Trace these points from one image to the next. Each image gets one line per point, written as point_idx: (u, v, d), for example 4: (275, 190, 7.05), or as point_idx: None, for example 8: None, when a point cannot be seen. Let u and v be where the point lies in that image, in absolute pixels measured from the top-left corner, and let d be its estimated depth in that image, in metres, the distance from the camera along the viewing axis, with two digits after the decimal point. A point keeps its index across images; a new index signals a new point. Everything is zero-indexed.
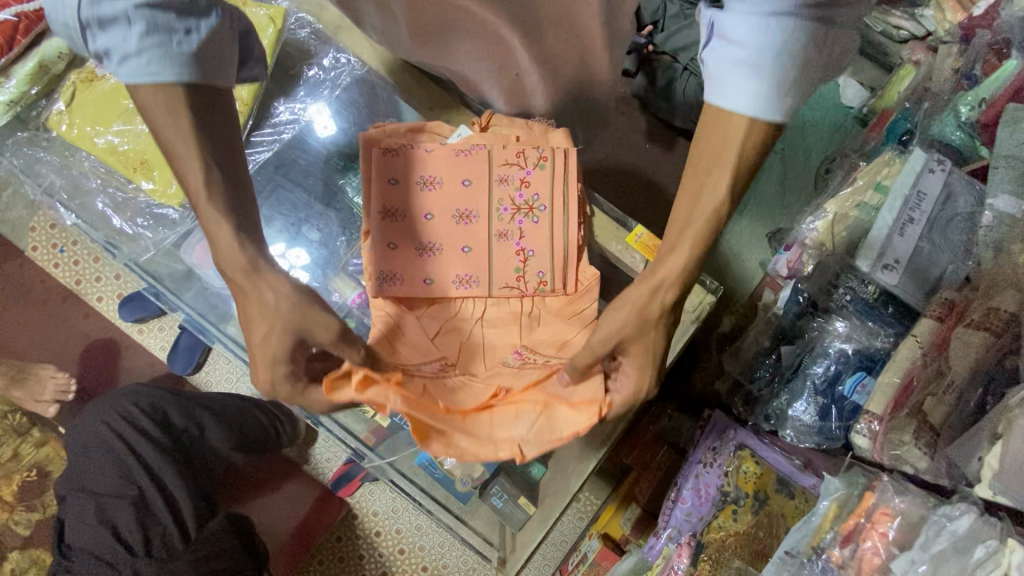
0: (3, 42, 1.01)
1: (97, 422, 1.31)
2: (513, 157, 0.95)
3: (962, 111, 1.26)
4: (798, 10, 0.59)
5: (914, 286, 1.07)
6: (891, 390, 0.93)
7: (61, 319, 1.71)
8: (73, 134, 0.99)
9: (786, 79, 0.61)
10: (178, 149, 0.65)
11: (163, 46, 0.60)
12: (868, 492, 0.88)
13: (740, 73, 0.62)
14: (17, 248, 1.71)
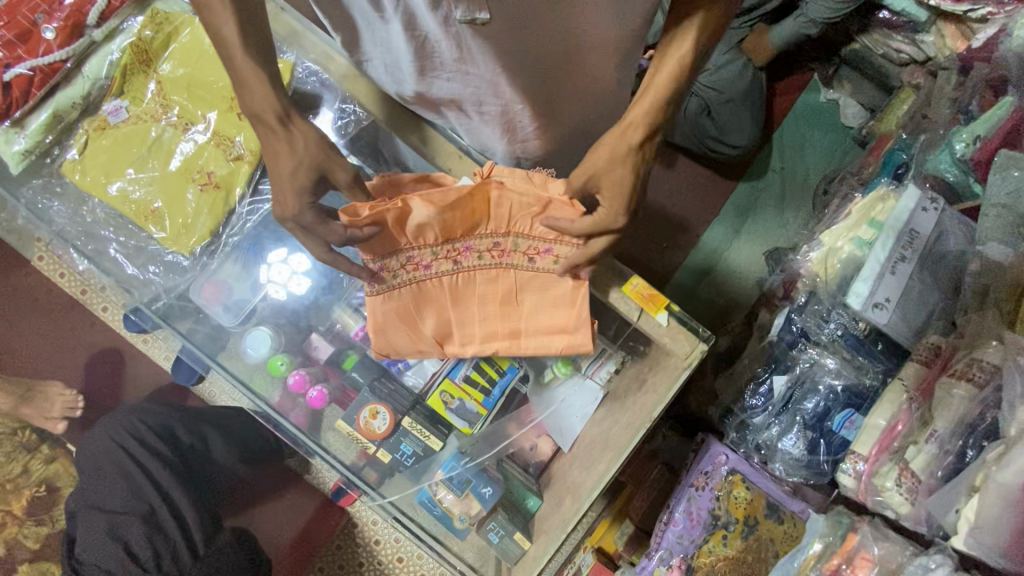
0: (17, 95, 0.88)
1: (106, 438, 1.35)
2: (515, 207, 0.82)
3: (957, 148, 1.28)
4: None
5: (902, 325, 1.10)
6: (877, 432, 0.96)
7: (66, 329, 1.72)
8: (87, 185, 0.90)
9: None
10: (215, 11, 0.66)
11: None
12: (850, 534, 0.92)
13: None
14: (22, 257, 1.71)
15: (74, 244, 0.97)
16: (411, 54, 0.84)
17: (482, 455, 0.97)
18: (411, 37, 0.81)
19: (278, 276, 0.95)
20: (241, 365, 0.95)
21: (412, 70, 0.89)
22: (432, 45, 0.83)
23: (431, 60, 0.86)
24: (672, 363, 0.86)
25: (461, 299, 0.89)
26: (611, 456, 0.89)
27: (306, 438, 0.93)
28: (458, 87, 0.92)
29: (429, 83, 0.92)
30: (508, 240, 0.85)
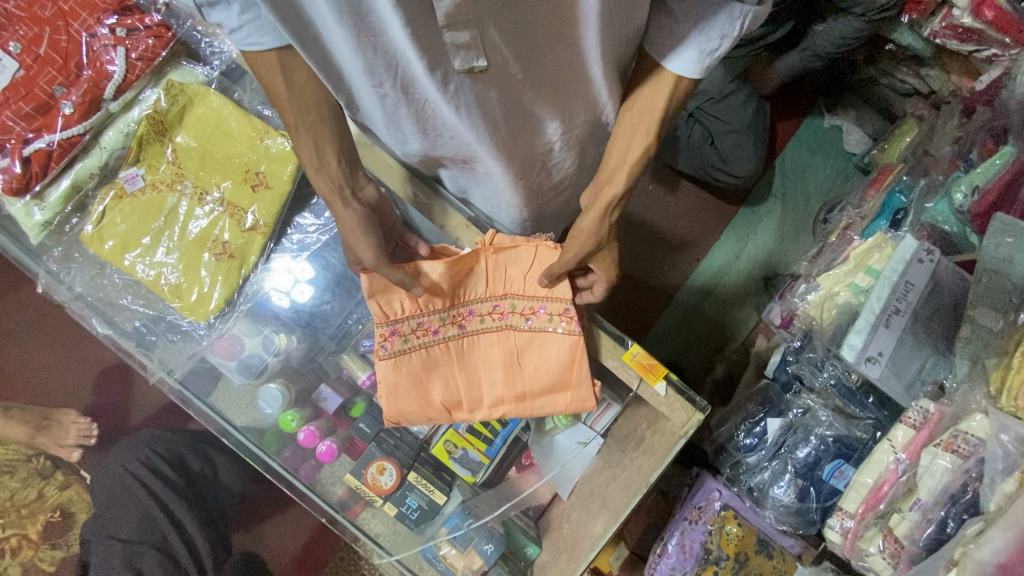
0: (36, 169, 0.91)
1: (119, 467, 1.43)
2: (511, 268, 0.86)
3: (956, 198, 1.30)
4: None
5: (893, 379, 1.12)
6: (864, 490, 1.01)
7: (74, 351, 1.74)
8: (106, 254, 0.93)
9: (708, 47, 0.69)
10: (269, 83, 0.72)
11: (257, 18, 0.66)
12: None
13: (674, 40, 0.71)
14: (30, 278, 1.73)
15: (101, 315, 0.98)
16: (412, 119, 0.80)
17: (486, 515, 1.00)
18: (410, 102, 0.77)
19: (281, 283, 0.97)
20: (257, 423, 0.98)
21: (413, 131, 0.83)
22: (431, 110, 0.79)
23: (432, 122, 0.81)
24: (669, 430, 0.90)
25: (466, 363, 0.89)
26: (608, 517, 0.93)
27: (313, 493, 0.95)
28: (461, 146, 0.87)
29: (431, 143, 0.86)
30: (507, 301, 0.87)
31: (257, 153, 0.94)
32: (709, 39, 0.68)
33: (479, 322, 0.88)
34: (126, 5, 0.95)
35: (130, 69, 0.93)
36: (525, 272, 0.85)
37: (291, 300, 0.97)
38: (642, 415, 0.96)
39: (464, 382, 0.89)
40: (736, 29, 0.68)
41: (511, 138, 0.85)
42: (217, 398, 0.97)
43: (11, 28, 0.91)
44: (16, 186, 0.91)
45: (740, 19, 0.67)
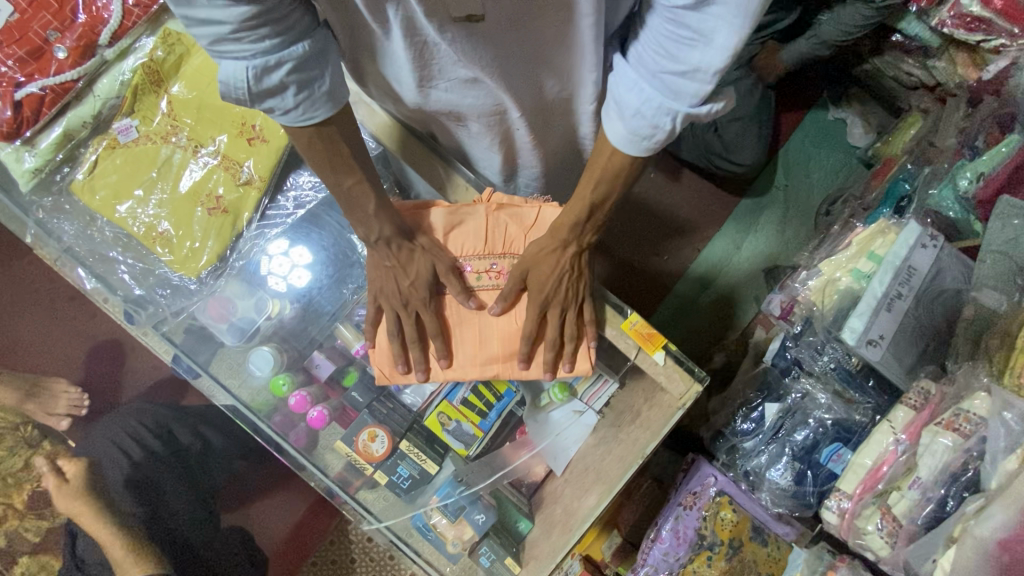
0: (28, 113, 0.89)
1: (106, 441, 1.41)
2: (509, 226, 0.86)
3: (960, 184, 1.28)
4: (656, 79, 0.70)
5: (895, 362, 1.11)
6: (862, 471, 0.99)
7: (67, 320, 1.73)
8: (97, 205, 0.92)
9: (641, 130, 0.72)
10: None
11: (309, 95, 0.71)
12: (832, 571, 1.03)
13: (612, 116, 0.75)
14: (24, 247, 1.73)
15: (89, 268, 0.95)
16: (411, 62, 0.79)
17: (478, 483, 0.99)
18: (412, 44, 0.75)
19: (279, 268, 0.96)
20: (247, 385, 0.96)
21: (413, 82, 0.84)
22: (431, 52, 0.78)
23: (430, 69, 0.80)
24: (666, 402, 0.89)
25: (462, 324, 0.87)
26: (601, 491, 0.92)
27: (312, 465, 0.94)
28: (456, 100, 0.87)
29: (426, 95, 0.87)
30: (505, 261, 0.87)
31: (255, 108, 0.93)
32: (641, 126, 0.72)
33: (480, 282, 0.87)
34: None
35: (127, 15, 0.92)
36: (524, 228, 0.86)
37: (288, 282, 0.96)
38: (639, 390, 0.96)
39: (457, 340, 0.87)
40: (669, 122, 0.71)
41: (508, 95, 0.86)
42: (216, 368, 0.95)
43: None
44: (6, 131, 0.89)
45: (672, 115, 0.70)
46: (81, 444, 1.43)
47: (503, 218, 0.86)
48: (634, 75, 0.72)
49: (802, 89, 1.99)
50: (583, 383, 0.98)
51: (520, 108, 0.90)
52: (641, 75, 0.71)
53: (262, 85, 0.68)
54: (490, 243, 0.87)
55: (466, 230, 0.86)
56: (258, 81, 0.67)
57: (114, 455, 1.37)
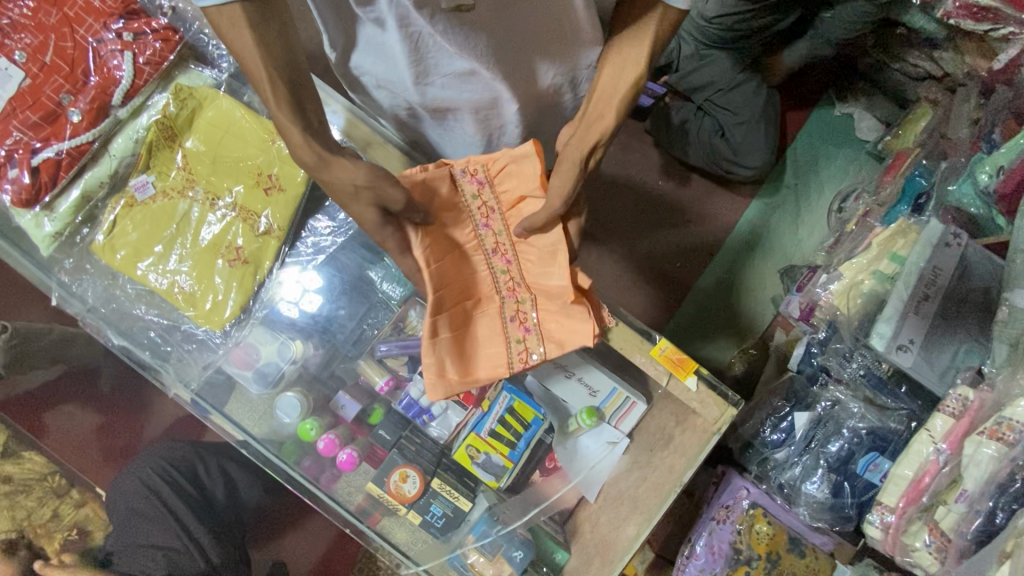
0: (45, 179, 0.88)
1: (135, 480, 1.38)
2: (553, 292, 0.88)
3: (981, 178, 1.25)
4: None
5: (927, 367, 1.09)
6: (903, 484, 0.97)
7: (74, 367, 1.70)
8: (118, 263, 0.91)
9: None
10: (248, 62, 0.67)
11: None
12: None
13: None
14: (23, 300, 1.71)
15: (116, 326, 0.95)
16: (407, 56, 0.82)
17: (514, 521, 0.98)
18: (406, 36, 0.79)
19: (290, 293, 0.95)
20: (275, 432, 0.96)
21: (410, 76, 0.86)
22: (425, 46, 0.81)
23: (426, 62, 0.84)
24: (700, 427, 0.87)
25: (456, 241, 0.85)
26: (640, 520, 0.90)
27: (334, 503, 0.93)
28: (452, 96, 0.89)
29: (423, 93, 0.89)
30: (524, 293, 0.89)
31: (264, 148, 0.90)
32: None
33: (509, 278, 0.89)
34: (133, 8, 0.90)
35: (138, 74, 0.89)
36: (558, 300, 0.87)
37: (300, 305, 0.96)
38: (670, 412, 0.95)
39: (444, 268, 0.86)
40: None
41: (504, 86, 0.87)
42: (232, 409, 0.95)
43: (18, 37, 0.87)
44: (24, 198, 0.88)
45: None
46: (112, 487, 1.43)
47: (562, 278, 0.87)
48: None
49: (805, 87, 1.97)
50: (610, 405, 0.98)
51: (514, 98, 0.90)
52: None
53: None
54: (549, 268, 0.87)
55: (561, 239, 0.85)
56: None
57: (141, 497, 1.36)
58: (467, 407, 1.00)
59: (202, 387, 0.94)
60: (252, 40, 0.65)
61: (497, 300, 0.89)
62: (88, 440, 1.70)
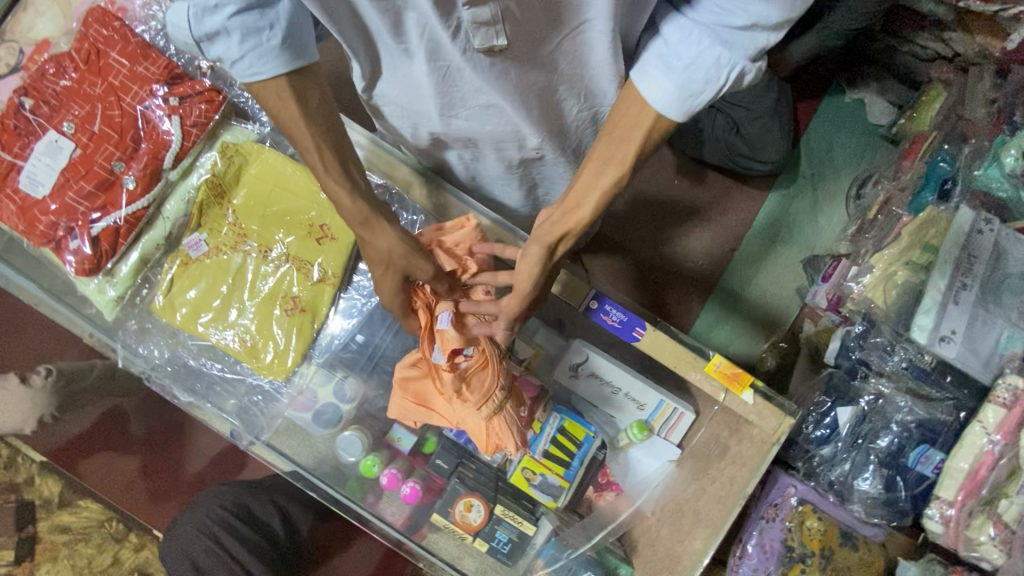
0: (106, 247, 0.89)
1: (193, 530, 1.37)
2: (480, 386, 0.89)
3: (1006, 162, 1.30)
4: (709, 39, 0.64)
5: (971, 358, 1.09)
6: (960, 476, 0.98)
7: (111, 411, 1.72)
8: (181, 321, 0.94)
9: (692, 88, 0.66)
10: (293, 131, 0.72)
11: (257, 46, 0.67)
12: None
13: (657, 69, 0.67)
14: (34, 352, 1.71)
15: (182, 383, 0.99)
16: (434, 90, 0.82)
17: (581, 544, 1.01)
18: (434, 70, 0.78)
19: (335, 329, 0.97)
20: (341, 470, 1.00)
21: (436, 107, 0.86)
22: (454, 80, 0.81)
23: (452, 96, 0.83)
24: (757, 437, 0.89)
25: (442, 312, 0.85)
26: (706, 533, 0.92)
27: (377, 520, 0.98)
28: (476, 127, 0.89)
29: (447, 124, 0.90)
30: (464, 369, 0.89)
31: (308, 199, 0.92)
32: (694, 81, 0.65)
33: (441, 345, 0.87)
34: (176, 73, 0.92)
35: (186, 137, 0.90)
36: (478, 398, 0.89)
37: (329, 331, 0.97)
38: (720, 423, 0.96)
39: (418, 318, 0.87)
40: (725, 75, 0.65)
41: (526, 121, 0.88)
42: (276, 439, 1.00)
43: (68, 108, 0.89)
44: (87, 267, 0.90)
45: (729, 68, 0.64)
46: (167, 539, 1.40)
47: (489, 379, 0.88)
48: (704, 36, 0.64)
49: (814, 74, 1.93)
50: (659, 418, 1.00)
51: (539, 132, 0.91)
52: (698, 27, 0.65)
53: (203, 27, 0.65)
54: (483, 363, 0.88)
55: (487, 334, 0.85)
56: (199, 20, 0.65)
57: (205, 546, 1.34)
58: None
59: (254, 424, 0.99)
60: (297, 107, 0.71)
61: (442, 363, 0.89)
62: (133, 483, 1.72)
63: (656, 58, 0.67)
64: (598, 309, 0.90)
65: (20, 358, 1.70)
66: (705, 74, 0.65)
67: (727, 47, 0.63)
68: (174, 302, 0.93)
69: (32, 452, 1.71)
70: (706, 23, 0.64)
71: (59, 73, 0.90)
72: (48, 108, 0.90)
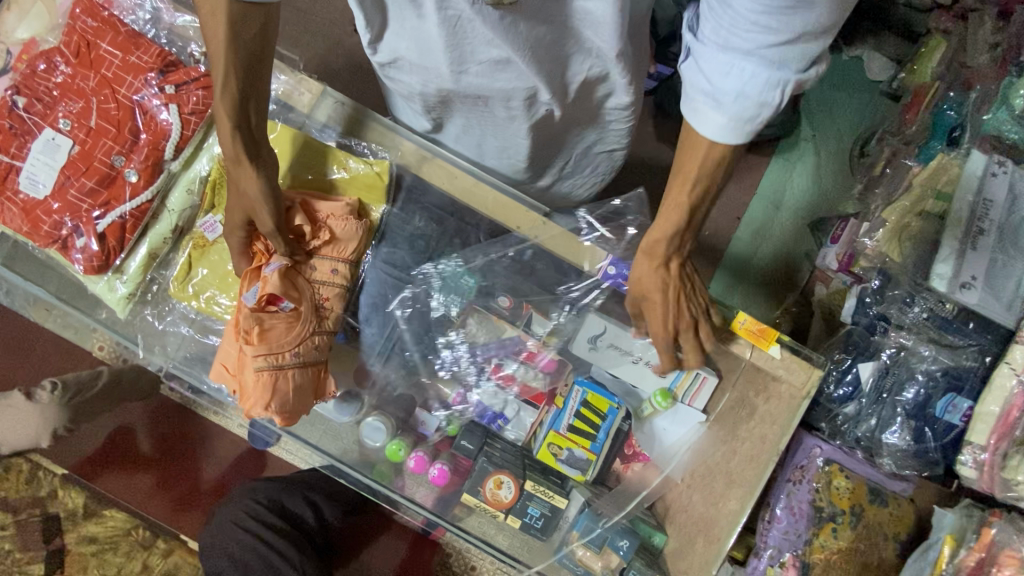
0: (113, 244, 0.88)
1: (226, 524, 1.37)
2: (304, 333, 0.89)
3: (1016, 103, 1.25)
4: (758, 58, 0.66)
5: (994, 301, 1.08)
6: (991, 421, 0.98)
7: (125, 420, 1.72)
8: (200, 304, 0.92)
9: (745, 114, 0.69)
10: (214, 48, 0.74)
11: None
12: (986, 529, 0.97)
13: (706, 104, 0.71)
14: (40, 364, 1.70)
15: (195, 373, 0.97)
16: (445, 41, 0.82)
17: (615, 515, 0.99)
18: (444, 19, 0.79)
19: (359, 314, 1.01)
20: (368, 457, 1.02)
21: (447, 57, 0.85)
22: (463, 29, 0.80)
23: (463, 49, 0.83)
24: (786, 393, 0.88)
25: (273, 261, 0.88)
26: (742, 493, 0.90)
27: (409, 502, 0.99)
28: (487, 84, 0.90)
29: (458, 79, 0.90)
30: (295, 312, 0.89)
31: (331, 181, 0.95)
32: (747, 109, 0.69)
33: (270, 281, 0.87)
34: (170, 60, 0.90)
35: (185, 125, 0.89)
36: (292, 344, 0.88)
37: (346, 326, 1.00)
38: (744, 382, 0.94)
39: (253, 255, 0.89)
40: (776, 97, 0.68)
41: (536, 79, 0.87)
42: (307, 433, 1.01)
43: (62, 104, 0.88)
44: (96, 264, 0.89)
45: (780, 87, 0.67)
46: (202, 535, 1.41)
47: (313, 328, 0.90)
48: (749, 61, 0.67)
49: None
50: (682, 385, 0.95)
51: (553, 90, 0.91)
52: (735, 55, 0.68)
53: None
54: (304, 311, 0.89)
55: (325, 285, 0.92)
56: None
57: (243, 541, 1.33)
58: (540, 406, 1.01)
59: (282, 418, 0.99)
60: (228, 29, 0.72)
61: (265, 306, 0.88)
62: (151, 491, 1.70)
63: (695, 91, 0.72)
64: (614, 274, 0.93)
65: (30, 371, 1.70)
66: (757, 94, 0.68)
67: (781, 62, 0.66)
68: (189, 285, 0.92)
69: (51, 466, 1.71)
70: (748, 46, 0.66)
71: (51, 68, 0.89)
72: (41, 105, 0.88)
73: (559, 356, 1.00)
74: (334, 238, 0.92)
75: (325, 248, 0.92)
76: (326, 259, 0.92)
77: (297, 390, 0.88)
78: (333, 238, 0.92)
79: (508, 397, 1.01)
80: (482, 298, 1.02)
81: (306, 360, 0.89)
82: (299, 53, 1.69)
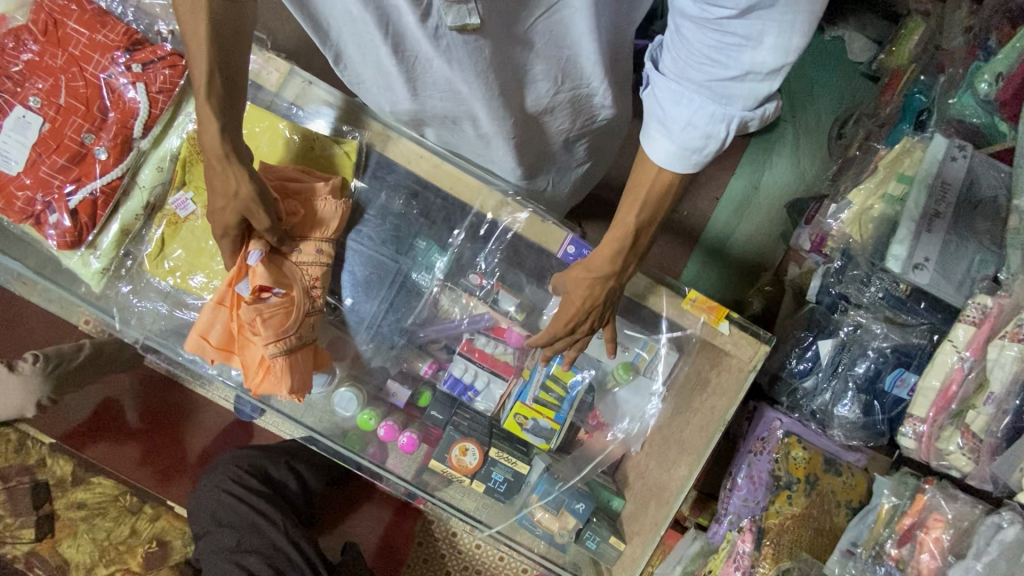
0: (85, 220, 0.91)
1: (214, 488, 1.43)
2: (298, 317, 0.93)
3: (980, 88, 1.25)
4: (705, 89, 0.68)
5: (945, 283, 1.11)
6: (932, 394, 1.05)
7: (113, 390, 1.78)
8: (175, 281, 0.95)
9: (691, 144, 0.71)
10: (195, 52, 0.73)
11: None
12: (920, 496, 1.05)
13: (657, 131, 0.73)
14: (25, 336, 1.73)
15: (171, 346, 1.01)
16: (402, 75, 0.85)
17: (571, 478, 1.06)
18: (401, 60, 0.81)
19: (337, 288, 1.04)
20: (340, 425, 1.07)
21: (404, 87, 0.88)
22: (423, 69, 0.83)
23: (421, 81, 0.86)
24: (735, 367, 0.96)
25: (253, 250, 0.88)
26: (690, 460, 0.99)
27: (383, 470, 1.06)
28: (452, 108, 0.91)
29: (418, 100, 0.91)
30: (285, 297, 0.92)
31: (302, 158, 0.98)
32: (693, 139, 0.70)
33: (262, 271, 0.89)
34: (136, 39, 0.92)
35: (153, 103, 0.91)
36: (289, 330, 0.92)
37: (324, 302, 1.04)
38: (703, 358, 1.00)
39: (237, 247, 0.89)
40: (723, 130, 0.69)
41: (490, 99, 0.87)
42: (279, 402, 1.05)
43: (30, 83, 0.89)
44: (69, 240, 0.92)
45: (726, 122, 0.69)
46: (192, 498, 1.48)
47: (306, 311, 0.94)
48: (699, 92, 0.69)
49: None
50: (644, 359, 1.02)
51: (517, 113, 0.92)
52: (685, 87, 0.69)
53: None
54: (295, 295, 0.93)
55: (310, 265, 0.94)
56: None
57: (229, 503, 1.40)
58: (508, 378, 1.03)
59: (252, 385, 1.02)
60: (209, 29, 0.72)
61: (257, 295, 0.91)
62: (139, 459, 1.77)
63: (651, 113, 0.74)
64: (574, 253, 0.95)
65: (15, 341, 1.73)
66: (702, 125, 0.69)
67: (730, 97, 0.67)
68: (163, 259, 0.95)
69: (41, 435, 1.76)
70: (697, 77, 0.68)
71: (19, 46, 0.90)
72: (11, 83, 0.89)
73: (524, 332, 1.02)
74: (317, 220, 0.94)
75: (308, 230, 0.94)
76: (312, 240, 0.94)
77: (301, 370, 0.95)
78: (315, 220, 0.94)
79: (477, 369, 1.03)
80: (454, 278, 1.07)
81: (303, 340, 0.95)
82: (279, 28, 1.68)
